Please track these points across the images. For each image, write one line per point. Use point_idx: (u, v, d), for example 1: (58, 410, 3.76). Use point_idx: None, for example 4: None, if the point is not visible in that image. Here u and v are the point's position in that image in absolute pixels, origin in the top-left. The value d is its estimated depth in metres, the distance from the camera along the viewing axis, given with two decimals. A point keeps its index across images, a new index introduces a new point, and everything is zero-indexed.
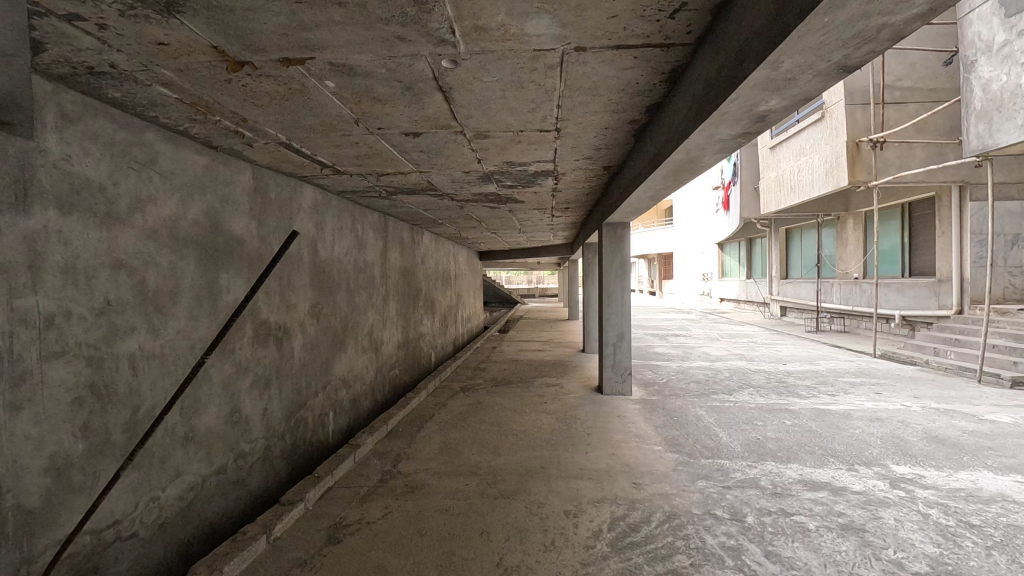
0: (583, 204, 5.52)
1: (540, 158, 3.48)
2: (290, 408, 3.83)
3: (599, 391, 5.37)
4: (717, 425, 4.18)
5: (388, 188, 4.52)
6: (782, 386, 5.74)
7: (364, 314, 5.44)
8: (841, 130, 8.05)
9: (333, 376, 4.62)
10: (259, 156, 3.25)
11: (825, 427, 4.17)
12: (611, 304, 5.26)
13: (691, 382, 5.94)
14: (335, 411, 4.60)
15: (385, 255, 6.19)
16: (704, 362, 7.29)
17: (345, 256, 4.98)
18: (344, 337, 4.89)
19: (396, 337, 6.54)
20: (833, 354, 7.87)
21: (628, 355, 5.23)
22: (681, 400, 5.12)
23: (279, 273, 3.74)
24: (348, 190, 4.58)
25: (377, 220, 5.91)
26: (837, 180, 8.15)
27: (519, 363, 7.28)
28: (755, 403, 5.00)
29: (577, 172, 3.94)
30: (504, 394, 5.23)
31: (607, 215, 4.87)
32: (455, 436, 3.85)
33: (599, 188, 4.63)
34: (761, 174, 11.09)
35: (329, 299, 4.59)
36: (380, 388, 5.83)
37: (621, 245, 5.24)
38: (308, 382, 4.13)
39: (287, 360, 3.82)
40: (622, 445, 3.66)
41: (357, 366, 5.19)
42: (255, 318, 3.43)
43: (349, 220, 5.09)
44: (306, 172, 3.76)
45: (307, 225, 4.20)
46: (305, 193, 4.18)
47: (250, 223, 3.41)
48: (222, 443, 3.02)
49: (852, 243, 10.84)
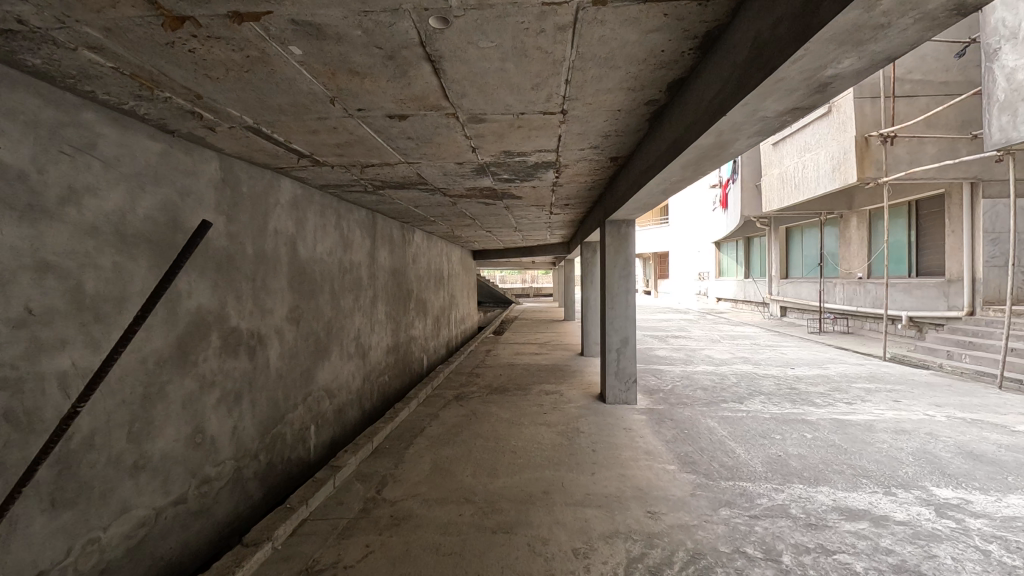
0: (584, 200, 5.18)
1: (541, 147, 3.13)
2: (265, 423, 3.47)
3: (602, 399, 5.03)
4: (731, 439, 3.85)
5: (374, 181, 4.15)
6: (794, 393, 5.42)
7: (350, 318, 5.08)
8: (849, 125, 7.74)
9: (315, 386, 4.26)
10: (226, 143, 2.89)
11: (849, 441, 3.84)
12: (615, 308, 4.92)
13: (697, 389, 5.61)
14: (317, 423, 4.24)
15: (373, 255, 5.83)
16: (709, 367, 6.96)
17: (328, 256, 4.61)
18: (327, 343, 4.52)
19: (385, 341, 6.17)
20: (842, 358, 7.56)
21: (632, 361, 4.89)
22: (690, 409, 4.79)
23: (252, 274, 3.38)
24: (331, 185, 4.22)
25: (364, 218, 5.55)
26: (845, 177, 7.85)
27: (516, 368, 6.93)
28: (768, 412, 4.68)
29: (580, 163, 3.60)
30: (501, 404, 4.88)
31: (611, 211, 4.53)
32: (448, 454, 3.50)
33: (603, 182, 4.29)
34: (763, 171, 10.79)
35: (311, 302, 4.24)
36: (367, 397, 5.47)
37: (625, 243, 4.90)
38: (287, 394, 3.77)
39: (262, 371, 3.46)
40: (631, 464, 3.32)
41: (342, 374, 4.83)
42: (223, 326, 3.06)
43: (333, 218, 4.73)
44: (282, 163, 3.39)
45: (285, 223, 3.84)
46: (282, 187, 3.82)
47: (218, 219, 3.04)
48: (182, 469, 2.66)
49: (856, 242, 10.56)
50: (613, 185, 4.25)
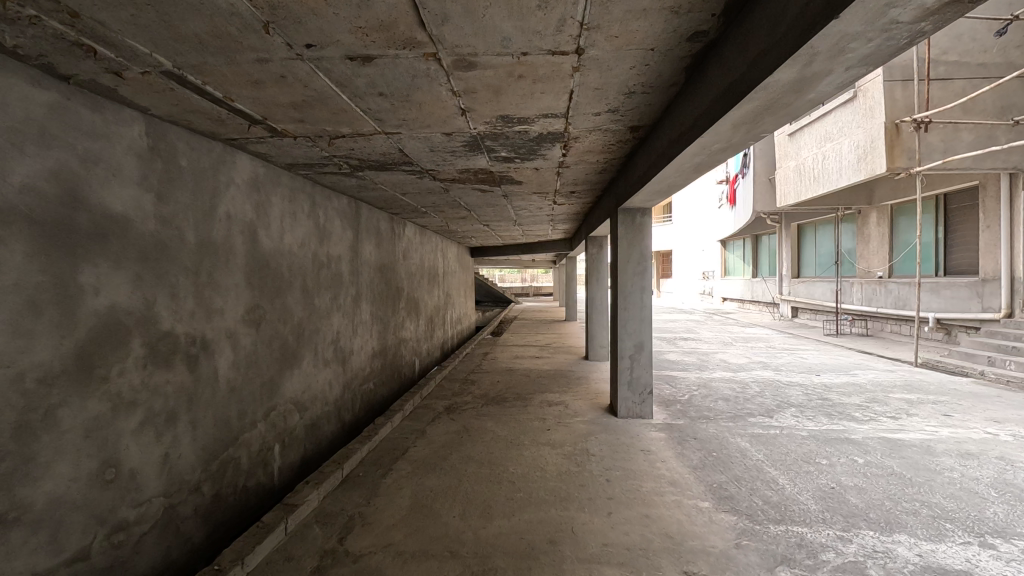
0: (593, 186, 4.56)
1: (548, 109, 2.52)
2: (211, 448, 2.86)
3: (613, 412, 4.43)
4: (769, 464, 3.25)
5: (350, 159, 3.54)
6: (829, 405, 4.80)
7: (327, 320, 4.48)
8: (878, 112, 7.12)
9: (282, 399, 3.66)
10: (148, 99, 2.27)
11: (910, 467, 3.23)
12: (628, 309, 4.31)
13: (718, 400, 5.00)
14: (283, 443, 3.64)
15: (356, 249, 5.22)
16: (726, 373, 6.36)
17: (299, 248, 4.00)
18: (297, 349, 3.92)
19: (371, 345, 5.57)
20: (868, 364, 6.97)
21: (648, 370, 4.29)
22: (713, 425, 4.19)
23: (195, 267, 2.78)
24: (300, 164, 3.62)
25: (344, 206, 4.93)
26: (872, 168, 7.26)
27: (515, 373, 6.33)
28: (805, 429, 4.07)
29: (594, 135, 3.00)
30: (498, 417, 4.28)
31: (625, 197, 3.91)
32: (431, 486, 2.89)
33: (617, 162, 3.68)
34: (778, 164, 10.19)
35: (276, 301, 3.64)
36: (348, 408, 4.87)
37: (641, 236, 4.29)
38: (242, 410, 3.17)
39: (208, 384, 2.85)
40: (653, 501, 2.71)
41: (317, 384, 4.23)
42: (150, 330, 2.46)
43: (305, 204, 4.12)
44: (231, 131, 2.79)
45: (242, 207, 3.23)
46: (239, 164, 3.22)
47: (146, 198, 2.44)
48: (83, 516, 2.06)
49: (876, 239, 9.99)
50: (630, 166, 3.64)
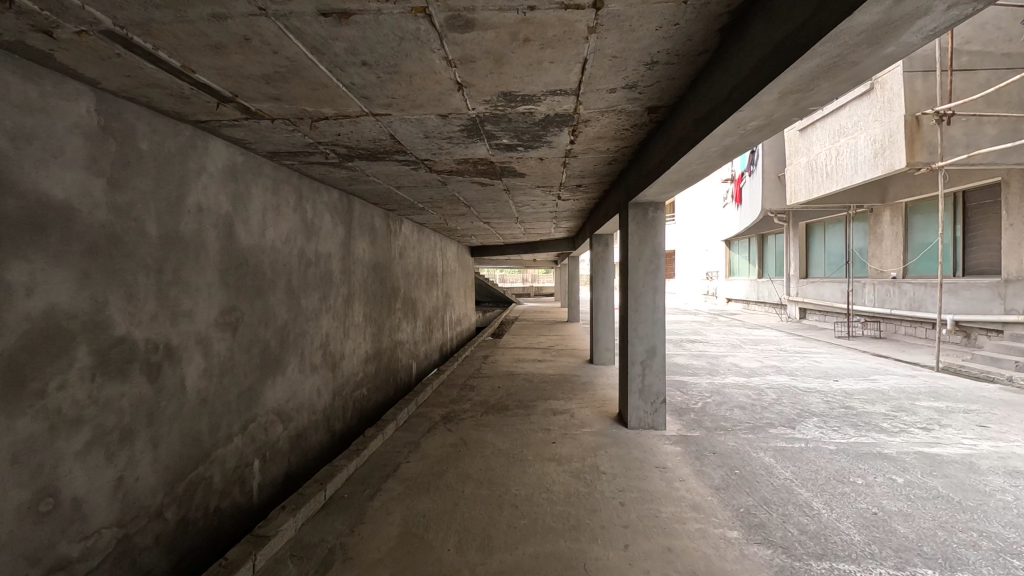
0: (601, 179, 4.24)
1: (557, 83, 2.21)
2: (177, 467, 2.55)
3: (622, 422, 4.11)
4: (799, 485, 2.93)
5: (337, 147, 3.23)
6: (853, 415, 4.48)
7: (315, 322, 4.17)
8: (897, 104, 6.79)
9: (263, 410, 3.35)
10: (93, 69, 1.95)
11: (957, 488, 2.91)
12: (639, 312, 3.98)
13: (734, 409, 4.68)
14: (263, 457, 3.33)
15: (348, 246, 4.91)
16: (739, 379, 6.03)
17: (283, 245, 3.69)
18: (281, 354, 3.61)
19: (364, 348, 5.25)
20: (886, 368, 6.64)
21: (661, 377, 3.97)
22: (731, 437, 3.87)
23: (158, 264, 2.46)
24: (283, 152, 3.30)
25: (335, 200, 4.61)
26: (890, 162, 6.93)
27: (517, 377, 6.02)
28: (832, 442, 3.75)
29: (607, 117, 2.68)
30: (499, 428, 3.96)
31: (638, 190, 3.59)
32: (424, 511, 2.57)
33: (629, 150, 3.37)
34: (788, 161, 9.87)
35: (256, 302, 3.32)
36: (338, 417, 4.55)
37: (653, 232, 3.96)
38: (215, 423, 2.85)
39: (173, 395, 2.53)
40: (675, 531, 2.39)
41: (302, 392, 3.91)
42: (100, 336, 2.14)
43: (290, 197, 3.81)
44: (199, 111, 2.48)
45: (216, 197, 2.91)
46: (213, 150, 2.90)
47: (97, 184, 2.13)
48: (9, 557, 1.75)
49: (889, 238, 9.67)
50: (644, 154, 3.32)
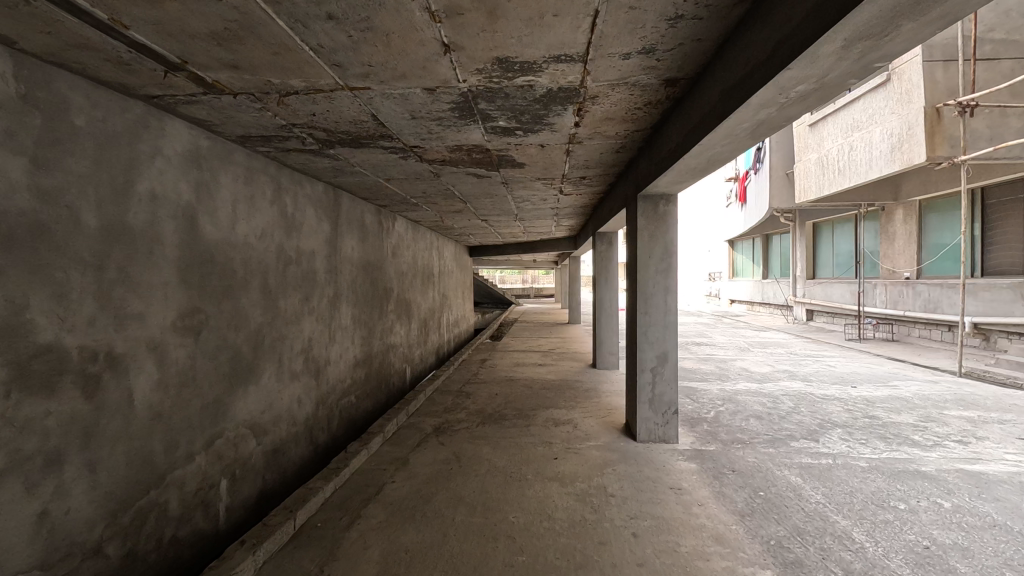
0: (607, 169, 3.90)
1: (563, 45, 1.88)
2: (122, 495, 2.21)
3: (631, 435, 3.77)
4: (835, 511, 2.58)
5: (314, 130, 2.89)
6: (879, 425, 4.14)
7: (296, 325, 3.83)
8: (916, 94, 6.45)
9: (232, 424, 3.01)
10: (2, 23, 1.62)
11: (1014, 514, 2.56)
12: (649, 314, 3.64)
13: (749, 419, 4.33)
14: (232, 476, 2.98)
15: (334, 243, 4.57)
16: (751, 385, 5.68)
17: (258, 240, 3.35)
18: (255, 361, 3.26)
19: (352, 353, 4.90)
20: (906, 374, 6.30)
21: (673, 385, 3.63)
22: (749, 451, 3.54)
23: (97, 259, 2.12)
24: (255, 136, 2.95)
25: (319, 194, 4.27)
26: (909, 156, 6.58)
27: (516, 383, 5.67)
28: (862, 457, 3.40)
29: (618, 91, 2.34)
30: (496, 441, 3.62)
31: (650, 179, 3.25)
32: (407, 545, 2.23)
33: (641, 134, 3.03)
34: (796, 158, 9.53)
35: (225, 304, 2.98)
36: (322, 428, 4.21)
37: (664, 227, 3.62)
38: (173, 441, 2.51)
39: (117, 411, 2.19)
40: (698, 571, 2.05)
41: (280, 402, 3.57)
42: (16, 344, 1.80)
43: (266, 189, 3.47)
44: (148, 81, 2.14)
45: (174, 185, 2.57)
46: (171, 131, 2.56)
47: (15, 163, 1.80)
48: None
49: (901, 238, 9.34)
50: (657, 139, 2.97)
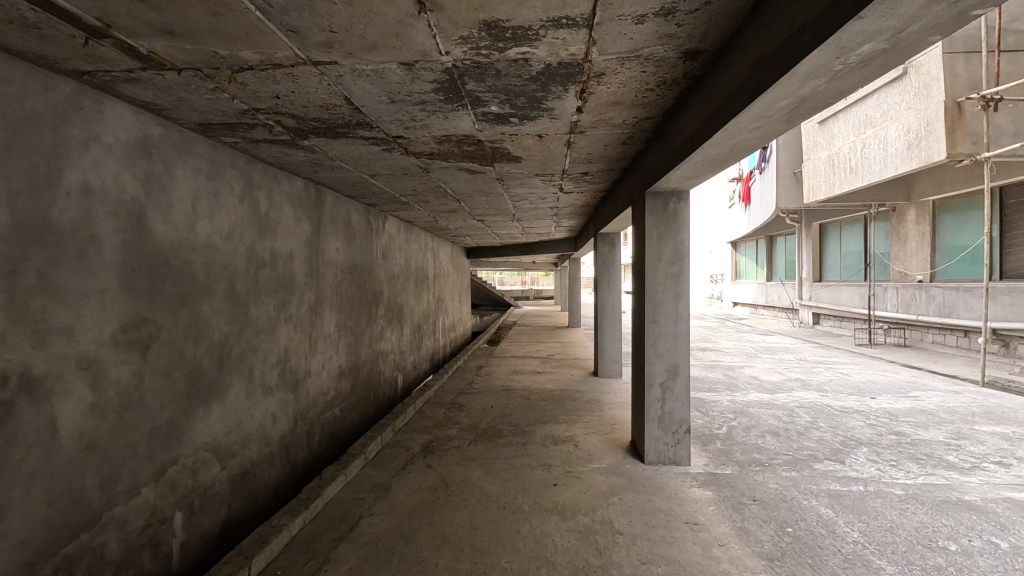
0: (611, 164, 3.57)
1: (564, 3, 1.54)
2: (40, 542, 1.86)
3: (638, 456, 3.43)
4: (876, 553, 2.24)
5: (282, 117, 2.55)
6: (908, 444, 3.79)
7: (270, 334, 3.49)
8: (935, 88, 6.11)
9: (191, 448, 2.66)
10: None
11: None
12: (658, 323, 3.29)
13: (765, 436, 3.99)
14: (189, 508, 2.64)
15: (316, 244, 4.23)
16: (763, 396, 5.34)
17: (224, 241, 3.01)
18: (219, 376, 2.92)
19: (336, 363, 4.56)
20: (925, 383, 5.97)
21: (683, 402, 3.30)
22: (770, 474, 3.19)
23: (8, 263, 1.79)
24: (216, 124, 2.62)
25: (298, 190, 3.93)
26: (927, 153, 6.24)
27: (513, 394, 5.33)
28: (897, 483, 3.05)
29: (629, 68, 2.01)
30: (488, 464, 3.28)
31: (660, 172, 2.91)
32: None
33: (651, 122, 2.69)
34: (804, 156, 9.20)
35: (182, 314, 2.63)
36: (301, 445, 3.86)
37: (675, 227, 3.29)
38: (111, 474, 2.17)
39: (36, 443, 1.85)
40: None
41: (251, 420, 3.23)
42: None
43: (234, 184, 3.13)
44: (71, 52, 1.80)
45: (116, 178, 2.24)
46: (111, 115, 2.22)
47: None
48: None
49: (913, 239, 9.01)
50: (670, 127, 2.64)
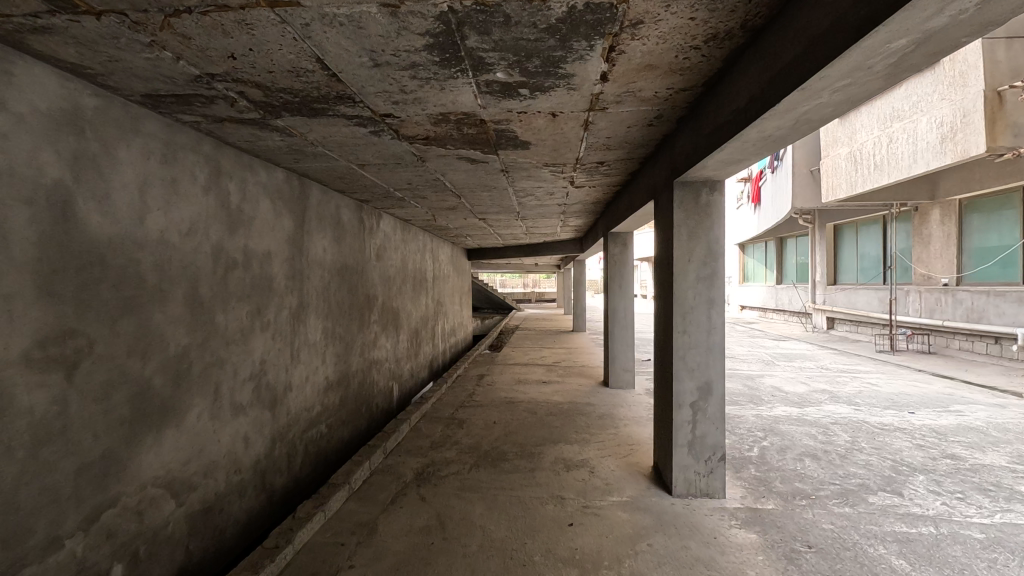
0: (632, 150, 3.13)
1: None
2: None
3: (664, 486, 2.98)
4: None
5: (245, 86, 2.11)
6: (969, 471, 3.32)
7: (242, 345, 3.05)
8: (973, 77, 5.67)
9: (137, 484, 2.23)
10: None
11: None
12: (688, 334, 2.85)
13: (803, 459, 3.54)
14: (133, 558, 2.20)
15: (299, 243, 3.80)
16: (791, 410, 4.89)
17: (184, 238, 2.58)
18: (176, 396, 2.48)
19: (323, 374, 4.11)
20: (964, 395, 5.50)
21: (718, 425, 2.85)
22: (821, 510, 2.73)
23: None
24: (166, 96, 2.18)
25: (277, 183, 3.49)
26: (963, 148, 5.79)
27: (518, 407, 4.88)
28: (975, 523, 2.59)
29: (675, 15, 1.57)
30: (492, 498, 2.82)
31: (695, 156, 2.46)
32: None
33: (689, 95, 2.25)
34: (823, 153, 8.76)
35: (124, 324, 2.19)
36: (280, 469, 3.42)
37: (708, 223, 2.84)
38: (19, 528, 1.73)
39: None
40: None
41: (218, 445, 2.79)
42: None
43: (197, 170, 2.69)
44: None
45: (30, 157, 1.80)
46: (23, 78, 1.78)
47: None
48: None
49: (938, 241, 8.56)
50: (712, 99, 2.19)
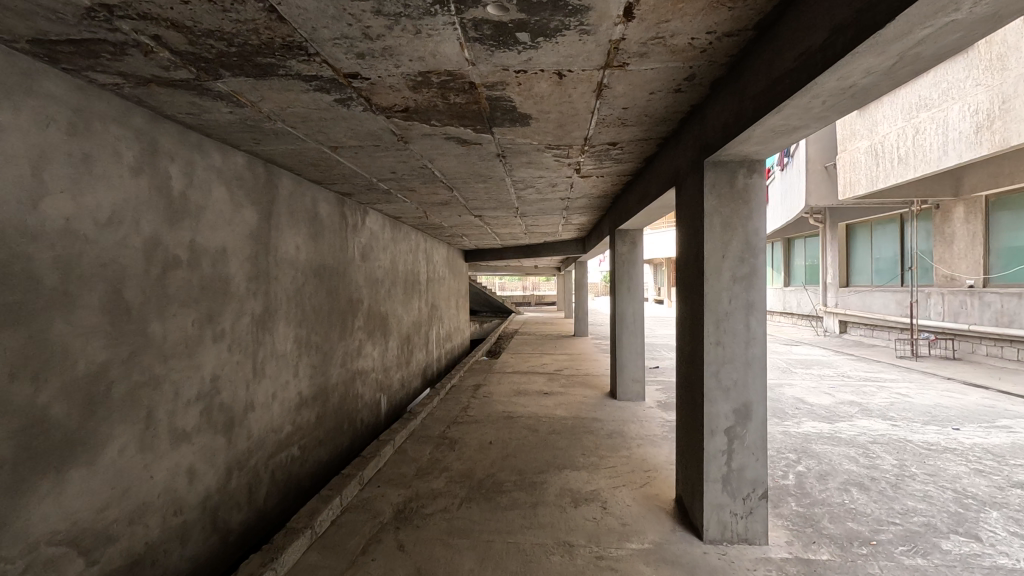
0: (653, 126, 2.63)
1: None
2: None
3: (692, 529, 2.48)
4: None
5: (160, 26, 1.62)
6: None
7: (187, 358, 2.55)
8: (1012, 59, 5.17)
9: (24, 545, 1.73)
10: None
11: None
12: (722, 346, 2.35)
13: (850, 489, 3.04)
14: None
15: (265, 238, 3.30)
16: (821, 426, 4.39)
17: (103, 230, 2.08)
18: (89, 425, 1.98)
19: (295, 390, 3.61)
20: (1007, 408, 4.99)
21: (758, 455, 2.35)
22: (889, 563, 2.21)
23: None
24: (63, 44, 1.69)
25: (236, 168, 3.00)
26: (1001, 138, 5.28)
27: (516, 423, 4.38)
28: None
29: None
30: (485, 546, 2.32)
31: (738, 124, 1.97)
32: None
33: (734, 43, 1.76)
34: (841, 148, 8.29)
35: (4, 338, 1.69)
36: (237, 504, 2.91)
37: (746, 210, 2.34)
38: None
39: None
40: None
41: (150, 483, 2.28)
42: None
43: (123, 146, 2.20)
44: None
45: None
46: None
47: None
48: None
49: (961, 240, 8.08)
50: (765, 46, 1.70)
